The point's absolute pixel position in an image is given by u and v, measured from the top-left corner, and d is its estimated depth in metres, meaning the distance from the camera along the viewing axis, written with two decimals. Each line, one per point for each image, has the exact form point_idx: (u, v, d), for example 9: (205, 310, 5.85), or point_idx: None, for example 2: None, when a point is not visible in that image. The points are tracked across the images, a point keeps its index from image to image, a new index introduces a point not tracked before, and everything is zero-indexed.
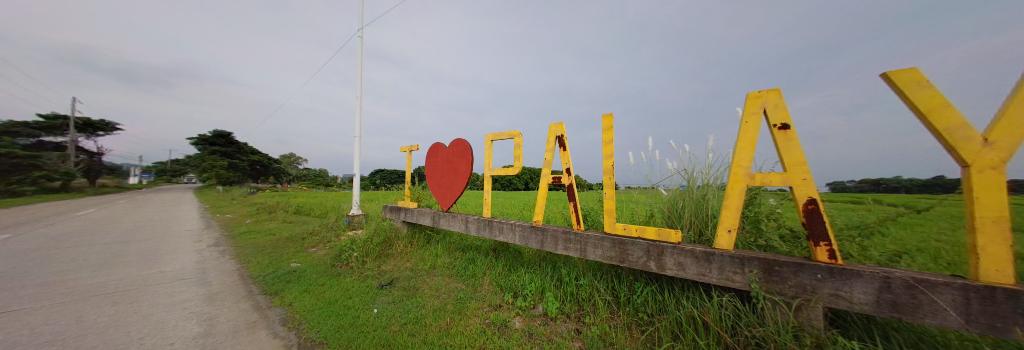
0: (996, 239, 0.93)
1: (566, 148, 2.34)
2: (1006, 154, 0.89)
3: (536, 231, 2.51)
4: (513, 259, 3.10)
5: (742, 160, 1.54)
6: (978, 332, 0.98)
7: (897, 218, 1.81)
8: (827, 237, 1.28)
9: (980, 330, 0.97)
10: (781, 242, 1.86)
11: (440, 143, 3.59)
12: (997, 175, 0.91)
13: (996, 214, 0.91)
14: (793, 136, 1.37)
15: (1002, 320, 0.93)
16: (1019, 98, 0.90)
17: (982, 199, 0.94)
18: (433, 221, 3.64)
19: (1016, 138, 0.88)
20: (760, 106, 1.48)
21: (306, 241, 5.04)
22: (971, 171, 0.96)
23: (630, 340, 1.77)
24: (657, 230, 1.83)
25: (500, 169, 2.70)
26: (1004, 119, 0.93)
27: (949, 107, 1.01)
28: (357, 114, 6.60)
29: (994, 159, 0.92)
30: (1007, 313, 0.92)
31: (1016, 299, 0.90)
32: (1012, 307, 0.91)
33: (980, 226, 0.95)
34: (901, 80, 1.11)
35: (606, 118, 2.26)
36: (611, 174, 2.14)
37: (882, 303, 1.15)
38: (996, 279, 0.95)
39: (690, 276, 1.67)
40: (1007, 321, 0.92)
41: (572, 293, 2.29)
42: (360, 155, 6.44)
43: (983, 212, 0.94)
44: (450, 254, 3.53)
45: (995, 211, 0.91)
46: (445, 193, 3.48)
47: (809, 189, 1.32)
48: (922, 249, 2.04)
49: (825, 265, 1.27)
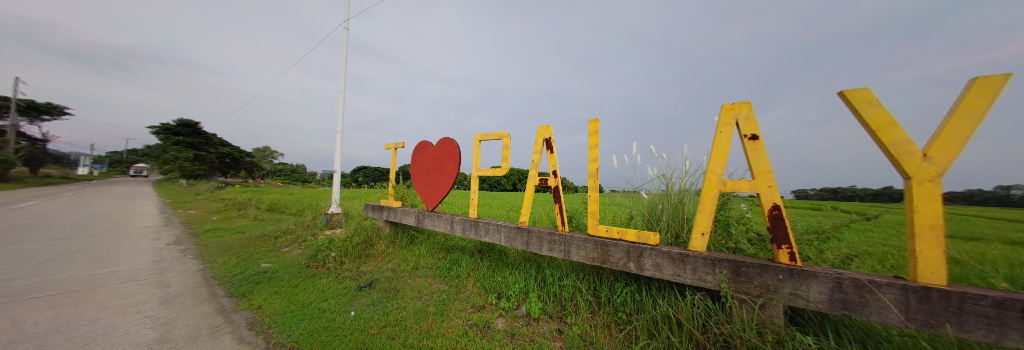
0: (932, 245, 1.04)
1: (554, 150, 2.37)
2: (941, 168, 1.01)
3: (521, 232, 2.53)
4: (498, 260, 3.11)
5: (716, 167, 1.64)
6: (915, 328, 1.10)
7: (849, 225, 1.98)
8: (789, 241, 1.38)
9: (917, 327, 1.09)
10: (749, 244, 1.97)
11: (428, 141, 3.52)
12: (933, 187, 1.03)
13: (932, 222, 1.03)
14: (761, 146, 1.48)
15: (936, 317, 1.05)
16: (954, 119, 1.02)
17: (920, 209, 1.06)
18: (417, 220, 3.57)
19: (950, 154, 0.99)
20: (733, 118, 1.58)
21: (279, 240, 4.81)
22: (912, 182, 1.08)
23: (609, 338, 1.83)
24: (637, 232, 1.90)
25: (488, 170, 2.69)
26: (941, 137, 1.04)
27: (895, 125, 1.12)
28: (340, 109, 6.38)
29: (931, 173, 1.04)
30: (941, 311, 1.03)
31: (948, 299, 1.01)
32: (944, 305, 1.02)
33: (918, 232, 1.07)
34: (855, 98, 1.22)
35: (592, 123, 2.32)
36: (596, 177, 2.19)
37: (834, 302, 1.26)
38: (931, 280, 1.07)
39: (666, 276, 1.74)
40: (941, 318, 1.04)
41: (555, 293, 2.32)
42: (341, 151, 6.21)
43: (922, 220, 1.06)
44: (433, 255, 3.48)
45: (931, 219, 1.03)
46: (430, 193, 3.42)
47: (773, 196, 1.43)
48: (871, 253, 2.25)
49: (786, 266, 1.37)
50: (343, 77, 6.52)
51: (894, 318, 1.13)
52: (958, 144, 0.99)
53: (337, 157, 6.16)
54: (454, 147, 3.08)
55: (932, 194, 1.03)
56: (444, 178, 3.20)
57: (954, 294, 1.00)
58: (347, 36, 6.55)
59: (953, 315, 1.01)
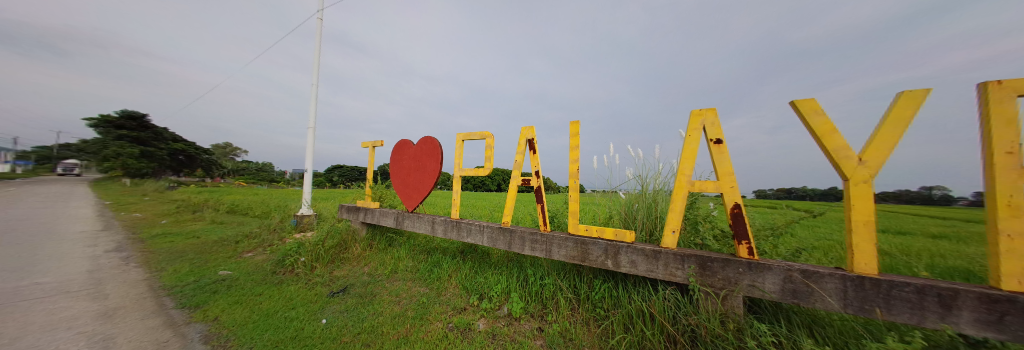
0: (865, 238, 1.19)
1: (537, 151, 2.40)
2: (873, 171, 1.16)
3: (503, 232, 2.53)
4: (480, 260, 3.09)
5: (685, 169, 1.75)
6: (851, 312, 1.26)
7: (799, 221, 2.20)
8: (748, 236, 1.51)
9: (854, 311, 1.24)
10: (714, 241, 2.12)
11: (408, 139, 3.42)
12: (865, 187, 1.18)
13: (866, 219, 1.18)
14: (724, 150, 1.59)
15: (868, 302, 1.21)
16: (883, 129, 1.18)
17: (857, 206, 1.21)
18: (396, 222, 3.45)
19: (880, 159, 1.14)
20: (700, 123, 1.69)
21: (241, 244, 4.44)
22: (850, 183, 1.23)
23: (587, 334, 1.88)
24: (614, 231, 1.97)
25: (470, 170, 2.67)
26: (872, 144, 1.20)
27: (836, 133, 1.27)
28: (312, 104, 6.01)
29: (865, 175, 1.19)
30: (872, 297, 1.20)
31: (877, 286, 1.18)
32: (875, 292, 1.19)
33: (853, 228, 1.22)
34: (804, 107, 1.35)
35: (573, 125, 2.38)
36: (576, 178, 2.25)
37: (785, 292, 1.40)
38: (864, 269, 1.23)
39: (640, 272, 1.83)
40: (872, 303, 1.20)
41: (536, 292, 2.35)
42: (312, 149, 5.85)
43: (857, 217, 1.21)
44: (413, 257, 3.39)
45: (865, 216, 1.18)
46: (410, 193, 3.33)
47: (735, 196, 1.55)
48: (817, 247, 2.50)
49: (745, 260, 1.50)
50: (315, 70, 6.15)
51: (835, 305, 1.28)
52: (885, 150, 1.15)
53: (308, 155, 5.80)
54: (435, 146, 3.02)
55: (864, 194, 1.19)
56: (425, 178, 3.13)
57: (883, 282, 1.16)
58: (321, 26, 6.19)
59: (883, 300, 1.18)
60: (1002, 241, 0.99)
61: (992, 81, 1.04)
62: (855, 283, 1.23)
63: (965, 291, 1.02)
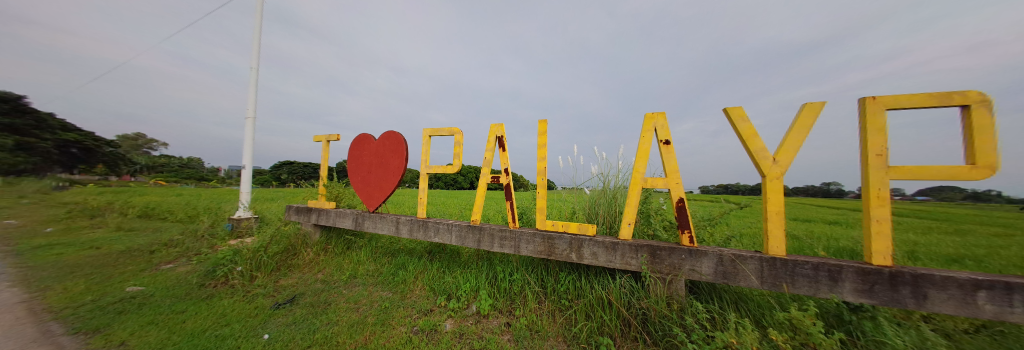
0: (777, 225, 1.44)
1: (506, 148, 2.42)
2: (783, 170, 1.40)
3: (472, 230, 2.51)
4: (448, 260, 3.03)
5: (639, 167, 1.91)
6: (766, 288, 1.52)
7: (730, 213, 2.56)
8: (689, 226, 1.72)
9: (769, 287, 1.51)
10: (663, 231, 2.37)
11: (369, 134, 3.19)
12: (778, 182, 1.42)
13: (778, 208, 1.43)
14: (671, 150, 1.78)
15: (779, 278, 1.49)
16: (791, 135, 1.43)
17: (771, 198, 1.46)
18: (356, 223, 3.21)
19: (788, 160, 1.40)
20: (653, 125, 1.86)
21: (157, 254, 3.74)
22: (766, 179, 1.47)
23: (552, 325, 1.95)
24: (578, 225, 2.09)
25: (438, 167, 2.58)
26: (782, 147, 1.45)
27: (756, 137, 1.50)
28: (252, 91, 5.26)
29: (777, 172, 1.43)
30: (782, 274, 1.47)
31: (784, 264, 1.46)
32: (783, 270, 1.47)
33: (768, 217, 1.46)
34: (733, 114, 1.57)
35: (541, 123, 2.45)
36: (544, 175, 2.32)
37: (718, 273, 1.63)
38: (776, 252, 1.50)
39: (600, 263, 1.97)
40: (781, 278, 1.48)
41: (505, 288, 2.38)
42: (252, 142, 5.13)
43: (771, 207, 1.46)
44: (375, 260, 3.20)
45: (777, 206, 1.43)
46: (371, 192, 3.11)
47: (679, 191, 1.75)
48: (743, 234, 2.95)
49: (687, 247, 1.71)
50: (256, 51, 5.37)
51: (755, 282, 1.53)
52: (792, 152, 1.41)
53: (247, 149, 5.08)
54: (399, 141, 2.86)
55: (776, 188, 1.43)
56: (389, 175, 2.94)
57: (790, 261, 1.44)
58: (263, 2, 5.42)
59: (789, 277, 1.46)
60: (873, 225, 1.30)
61: (868, 97, 1.34)
62: (770, 263, 1.49)
63: (846, 266, 1.34)
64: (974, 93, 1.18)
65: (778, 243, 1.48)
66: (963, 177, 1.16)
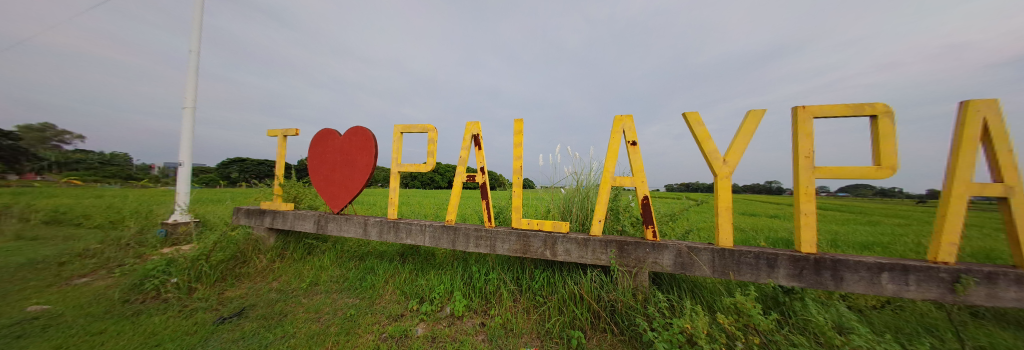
0: (726, 219, 1.61)
1: (482, 147, 2.40)
2: (731, 169, 1.57)
3: (447, 230, 2.44)
4: (422, 262, 2.93)
5: (609, 166, 2.01)
6: (717, 276, 1.69)
7: (688, 209, 2.81)
8: (653, 222, 1.85)
9: (719, 275, 1.67)
10: (630, 226, 2.52)
11: (334, 129, 2.95)
12: (727, 181, 1.59)
13: (727, 204, 1.60)
14: (637, 150, 1.90)
15: (728, 267, 1.66)
16: (737, 138, 1.60)
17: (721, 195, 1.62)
18: (317, 226, 2.97)
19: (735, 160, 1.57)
20: (622, 127, 1.96)
21: (61, 267, 3.13)
22: (717, 178, 1.63)
23: (527, 322, 1.97)
24: (552, 223, 2.15)
25: (411, 165, 2.48)
26: (730, 150, 1.62)
27: (709, 139, 1.66)
28: (191, 77, 4.60)
29: (726, 172, 1.60)
30: (731, 263, 1.65)
31: (730, 254, 1.64)
32: (731, 259, 1.64)
33: (719, 212, 1.62)
34: (691, 118, 1.72)
35: (517, 123, 2.46)
36: (520, 174, 2.33)
37: (677, 265, 1.77)
38: (725, 243, 1.68)
39: (573, 259, 2.04)
40: (729, 268, 1.65)
41: (480, 288, 2.36)
42: (191, 135, 4.50)
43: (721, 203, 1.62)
44: (341, 265, 3.00)
45: (726, 202, 1.59)
46: (336, 192, 2.90)
47: (644, 190, 1.87)
48: (699, 227, 3.25)
49: (650, 241, 1.84)
50: (196, 31, 4.71)
51: (708, 271, 1.69)
52: (738, 154, 1.58)
53: (185, 143, 4.45)
54: (368, 137, 2.69)
55: (725, 186, 1.60)
56: (356, 173, 2.76)
57: (736, 251, 1.62)
58: None
59: (737, 265, 1.64)
60: (801, 217, 1.50)
61: (801, 106, 1.54)
62: (720, 254, 1.66)
63: (781, 254, 1.54)
64: (878, 106, 1.42)
65: (727, 235, 1.66)
66: (870, 176, 1.41)
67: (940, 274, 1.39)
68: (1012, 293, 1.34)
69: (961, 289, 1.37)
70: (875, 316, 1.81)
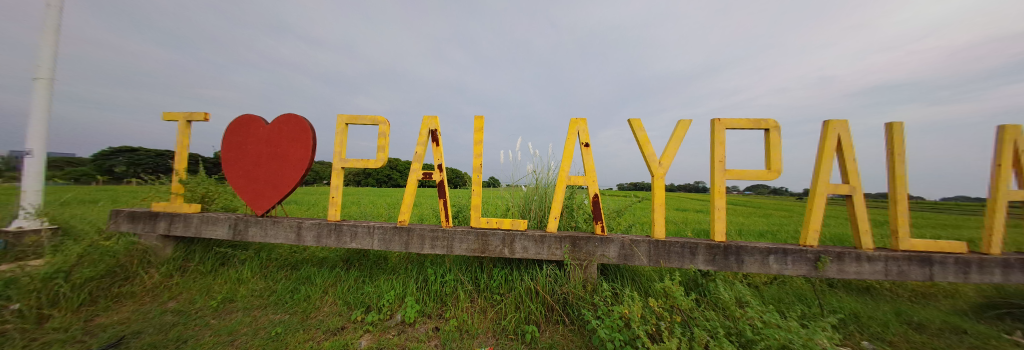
0: (660, 213, 1.83)
1: (440, 143, 2.29)
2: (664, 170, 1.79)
3: (399, 232, 2.27)
4: (371, 268, 2.69)
5: (565, 166, 2.11)
6: (652, 265, 1.91)
7: (632, 205, 3.13)
8: (601, 217, 2.01)
9: (654, 263, 1.89)
10: (583, 223, 2.71)
11: (259, 116, 2.51)
12: (661, 180, 1.81)
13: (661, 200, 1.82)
14: (589, 152, 2.03)
15: (661, 256, 1.89)
16: (670, 144, 1.83)
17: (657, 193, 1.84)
18: (234, 232, 2.50)
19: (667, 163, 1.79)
20: (576, 129, 2.08)
21: None
22: (654, 178, 1.84)
23: (483, 321, 1.94)
24: (511, 221, 2.19)
25: (357, 160, 2.25)
26: (664, 153, 1.84)
27: (649, 144, 1.86)
28: (49, 37, 3.44)
29: (661, 173, 1.82)
30: (663, 253, 1.88)
31: (662, 245, 1.88)
32: (663, 249, 1.88)
33: (655, 208, 1.83)
34: (634, 124, 1.91)
35: (477, 120, 2.42)
36: (479, 172, 2.30)
37: (621, 256, 1.96)
38: (658, 235, 1.92)
39: (531, 255, 2.09)
40: (662, 257, 1.89)
41: (435, 291, 2.26)
42: (46, 115, 3.36)
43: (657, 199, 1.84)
44: (266, 277, 2.57)
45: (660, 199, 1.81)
46: (259, 190, 2.47)
47: (594, 188, 2.01)
48: (641, 222, 3.66)
49: (598, 236, 2.01)
50: None
51: (645, 261, 1.91)
52: (669, 157, 1.81)
53: (36, 125, 3.29)
54: (304, 127, 2.35)
55: (660, 185, 1.82)
56: (288, 169, 2.39)
57: (667, 242, 1.87)
58: None
59: (669, 254, 1.88)
60: (716, 212, 1.79)
61: (718, 118, 1.82)
62: (655, 245, 1.89)
63: (700, 243, 1.83)
64: (770, 122, 1.77)
65: (661, 228, 1.89)
66: (764, 177, 1.75)
67: (807, 254, 1.80)
68: (847, 266, 1.81)
69: (818, 264, 1.80)
70: (765, 290, 2.27)
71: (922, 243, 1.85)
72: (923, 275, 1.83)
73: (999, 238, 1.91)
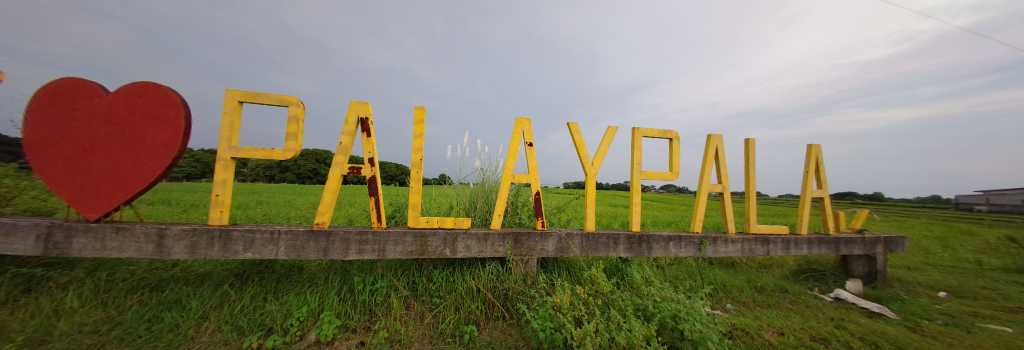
0: (591, 209, 2.02)
1: (372, 134, 2.04)
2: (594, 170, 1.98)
3: (315, 237, 1.92)
4: (277, 281, 2.23)
5: (509, 164, 2.14)
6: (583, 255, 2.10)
7: (571, 202, 3.41)
8: (541, 214, 2.11)
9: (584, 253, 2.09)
10: (526, 218, 2.80)
11: (89, 81, 1.77)
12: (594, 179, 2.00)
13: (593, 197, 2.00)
14: (532, 151, 2.10)
15: (590, 247, 2.10)
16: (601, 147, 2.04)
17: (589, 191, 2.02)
18: (49, 244, 1.71)
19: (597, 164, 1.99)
20: (521, 129, 2.13)
21: None
22: (587, 177, 2.02)
23: (418, 329, 1.79)
24: (454, 220, 2.12)
25: (256, 149, 1.81)
26: (595, 155, 2.04)
27: (584, 146, 2.03)
28: None
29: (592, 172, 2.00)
30: (591, 244, 2.09)
31: (589, 238, 2.09)
32: (591, 241, 2.10)
33: (588, 205, 2.02)
34: (571, 127, 2.07)
35: (417, 111, 2.24)
36: (419, 168, 2.13)
37: (558, 250, 2.11)
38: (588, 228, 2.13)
39: (473, 254, 2.06)
40: (590, 249, 2.10)
41: (363, 301, 2.00)
42: None
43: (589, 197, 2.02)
44: (106, 307, 1.83)
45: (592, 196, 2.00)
46: (89, 185, 1.75)
47: (537, 186, 2.10)
48: (578, 217, 4.02)
49: (538, 231, 2.11)
50: None
51: (576, 253, 2.09)
52: (600, 159, 2.02)
53: None
54: (172, 102, 1.77)
55: (592, 183, 2.01)
56: (145, 157, 1.76)
57: (595, 235, 2.09)
58: None
59: (597, 244, 2.10)
60: (633, 207, 2.08)
61: (637, 127, 2.11)
62: (586, 237, 2.09)
63: (621, 234, 2.10)
64: (673, 132, 2.15)
65: (591, 222, 2.10)
66: (668, 178, 2.11)
67: (694, 239, 2.25)
68: (720, 247, 2.34)
69: (701, 246, 2.28)
70: (668, 270, 2.77)
71: (764, 228, 2.54)
72: (763, 251, 2.50)
73: (805, 222, 2.74)
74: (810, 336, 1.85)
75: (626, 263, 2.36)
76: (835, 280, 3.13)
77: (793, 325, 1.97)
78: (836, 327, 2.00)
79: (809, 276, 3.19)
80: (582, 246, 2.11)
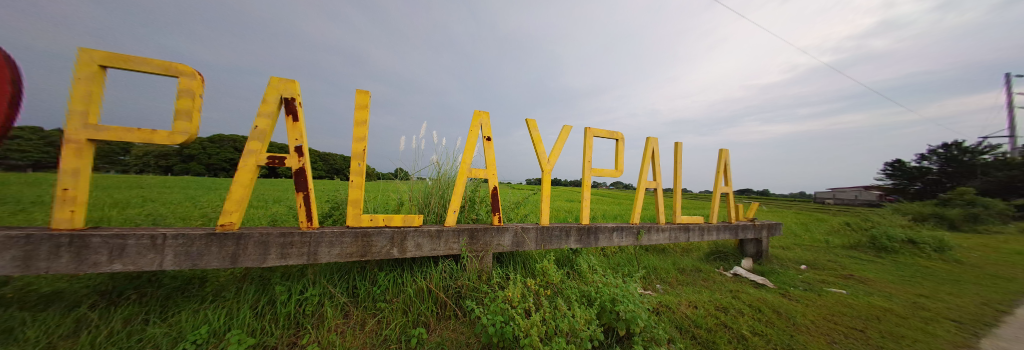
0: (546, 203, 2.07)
1: (299, 119, 1.74)
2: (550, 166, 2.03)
3: (221, 240, 1.56)
4: (168, 298, 1.77)
5: (466, 158, 2.05)
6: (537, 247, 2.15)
7: (528, 197, 3.48)
8: (497, 209, 2.08)
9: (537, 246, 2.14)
10: (483, 214, 2.75)
11: None
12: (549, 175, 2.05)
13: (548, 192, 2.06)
14: (490, 146, 2.05)
15: (543, 240, 2.16)
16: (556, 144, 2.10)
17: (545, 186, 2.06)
18: None
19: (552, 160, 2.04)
20: (479, 122, 2.06)
21: None
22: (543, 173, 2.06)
23: (358, 337, 1.60)
24: (403, 217, 1.95)
25: (130, 130, 1.35)
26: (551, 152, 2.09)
27: (541, 142, 2.06)
28: None
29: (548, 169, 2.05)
30: (543, 237, 2.16)
31: (542, 231, 2.15)
32: (544, 234, 2.16)
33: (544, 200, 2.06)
34: (529, 124, 2.08)
35: (360, 95, 1.98)
36: (362, 159, 1.90)
37: (513, 245, 2.11)
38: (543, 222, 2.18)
39: (424, 253, 1.94)
40: (543, 242, 2.16)
41: (289, 313, 1.71)
42: None
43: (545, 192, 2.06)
44: None
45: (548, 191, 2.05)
46: None
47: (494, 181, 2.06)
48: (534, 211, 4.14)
49: (494, 226, 2.09)
50: None
51: (530, 246, 2.13)
52: (556, 156, 2.07)
53: None
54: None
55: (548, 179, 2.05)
56: None
57: (548, 228, 2.16)
58: None
59: (549, 237, 2.17)
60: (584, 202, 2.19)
61: (589, 127, 2.22)
62: (540, 231, 2.15)
63: (573, 226, 2.22)
64: (620, 134, 2.32)
65: (546, 216, 2.16)
66: (615, 175, 2.29)
67: (633, 229, 2.50)
68: (654, 235, 2.65)
69: (638, 235, 2.55)
70: (611, 258, 3.04)
71: (686, 218, 2.96)
72: (685, 238, 2.92)
73: (716, 213, 3.29)
74: (716, 306, 2.22)
75: (574, 254, 2.50)
76: (734, 259, 3.85)
77: (704, 298, 2.34)
78: (733, 297, 2.45)
79: (716, 257, 3.87)
80: (535, 239, 2.16)
